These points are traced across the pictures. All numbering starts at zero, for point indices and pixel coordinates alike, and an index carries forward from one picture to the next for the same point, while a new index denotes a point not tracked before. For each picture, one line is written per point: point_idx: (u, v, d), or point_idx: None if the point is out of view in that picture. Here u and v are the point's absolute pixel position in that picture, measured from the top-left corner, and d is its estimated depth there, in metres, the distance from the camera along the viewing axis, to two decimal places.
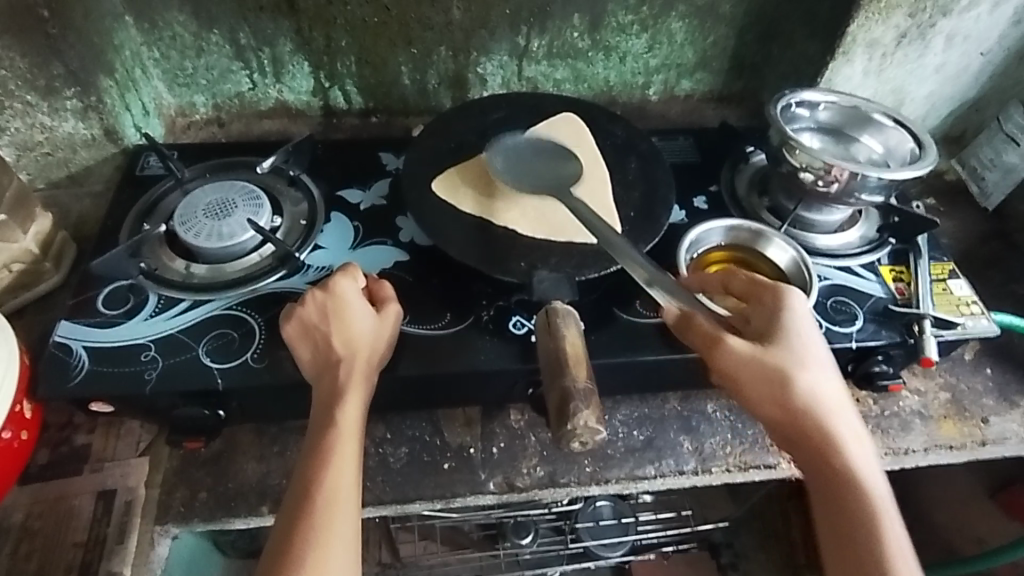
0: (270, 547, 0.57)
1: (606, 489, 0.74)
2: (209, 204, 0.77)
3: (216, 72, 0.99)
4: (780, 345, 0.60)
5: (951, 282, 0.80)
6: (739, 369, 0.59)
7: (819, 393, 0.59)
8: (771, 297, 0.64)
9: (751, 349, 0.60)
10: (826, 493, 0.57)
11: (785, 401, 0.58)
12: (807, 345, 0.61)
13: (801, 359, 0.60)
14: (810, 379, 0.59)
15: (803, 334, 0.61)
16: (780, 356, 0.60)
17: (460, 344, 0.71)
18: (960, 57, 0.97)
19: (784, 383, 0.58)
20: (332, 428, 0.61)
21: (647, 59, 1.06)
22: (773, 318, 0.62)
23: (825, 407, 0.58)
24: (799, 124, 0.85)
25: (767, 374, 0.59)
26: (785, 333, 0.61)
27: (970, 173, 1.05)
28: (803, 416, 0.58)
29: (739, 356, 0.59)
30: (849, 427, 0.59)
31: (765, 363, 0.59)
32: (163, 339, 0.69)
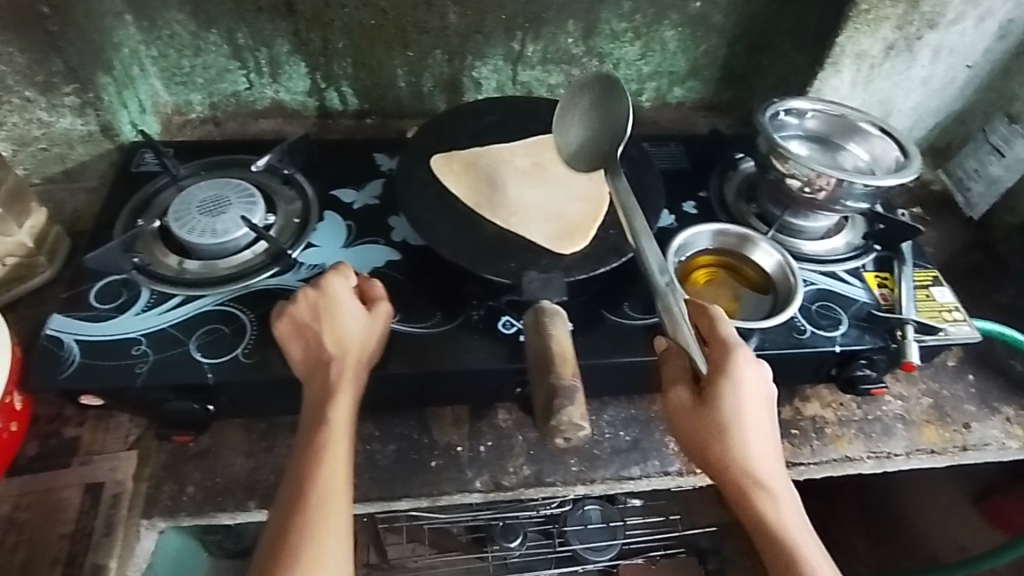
0: (265, 543, 0.58)
1: (592, 490, 0.75)
2: (204, 200, 0.78)
3: (213, 71, 0.99)
4: (720, 413, 0.61)
5: (934, 289, 0.81)
6: (684, 435, 0.62)
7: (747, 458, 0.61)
8: (723, 352, 0.62)
9: (693, 417, 0.62)
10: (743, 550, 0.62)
11: (725, 477, 0.61)
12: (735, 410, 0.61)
13: (741, 429, 0.61)
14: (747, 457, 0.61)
15: (749, 398, 0.61)
16: (716, 430, 0.61)
17: (449, 344, 0.72)
18: (946, 70, 0.99)
19: (721, 450, 0.61)
20: (324, 426, 0.62)
21: (639, 66, 1.08)
22: (719, 380, 0.61)
23: (752, 477, 0.61)
24: (786, 132, 0.85)
25: (699, 444, 0.61)
26: (729, 402, 0.60)
27: (955, 184, 1.07)
28: (728, 476, 0.61)
29: (680, 417, 0.62)
30: (776, 487, 0.61)
31: (699, 435, 0.61)
32: (154, 334, 0.70)
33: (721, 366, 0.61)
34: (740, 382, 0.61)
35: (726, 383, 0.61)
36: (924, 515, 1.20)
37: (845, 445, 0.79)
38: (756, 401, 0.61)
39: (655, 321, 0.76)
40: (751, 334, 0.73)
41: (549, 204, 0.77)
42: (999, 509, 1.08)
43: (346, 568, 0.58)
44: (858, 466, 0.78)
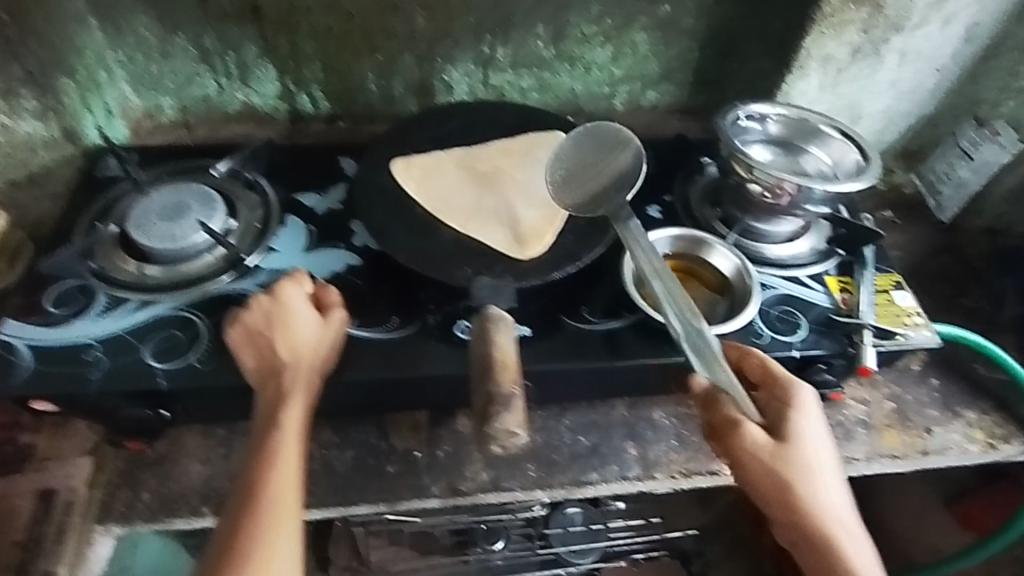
0: (212, 551, 0.57)
1: (551, 495, 0.75)
2: (164, 206, 0.78)
3: (182, 76, 0.99)
4: (796, 451, 0.61)
5: (895, 294, 0.81)
6: (761, 476, 0.61)
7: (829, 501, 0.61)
8: (784, 390, 0.65)
9: (773, 456, 0.61)
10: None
11: (802, 518, 0.60)
12: (810, 448, 0.62)
13: (820, 471, 0.61)
14: (821, 495, 0.61)
15: (818, 435, 0.63)
16: (794, 468, 0.60)
17: (405, 349, 0.72)
18: (914, 73, 0.99)
19: (807, 494, 0.60)
20: (275, 431, 0.62)
21: (611, 70, 1.08)
22: (788, 416, 0.63)
23: (836, 520, 0.61)
24: (747, 137, 0.85)
25: (779, 484, 0.60)
26: (801, 438, 0.62)
27: (927, 187, 1.06)
28: (810, 521, 0.60)
29: (756, 457, 0.61)
30: (854, 531, 0.61)
31: (779, 475, 0.60)
32: (109, 340, 0.70)
33: (784, 404, 0.64)
34: (811, 420, 0.63)
35: (795, 417, 0.63)
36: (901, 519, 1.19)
37: None
38: (827, 442, 0.63)
39: (615, 325, 0.76)
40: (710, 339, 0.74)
41: (508, 210, 0.77)
42: (971, 511, 1.07)
43: (297, 573, 0.57)
44: None
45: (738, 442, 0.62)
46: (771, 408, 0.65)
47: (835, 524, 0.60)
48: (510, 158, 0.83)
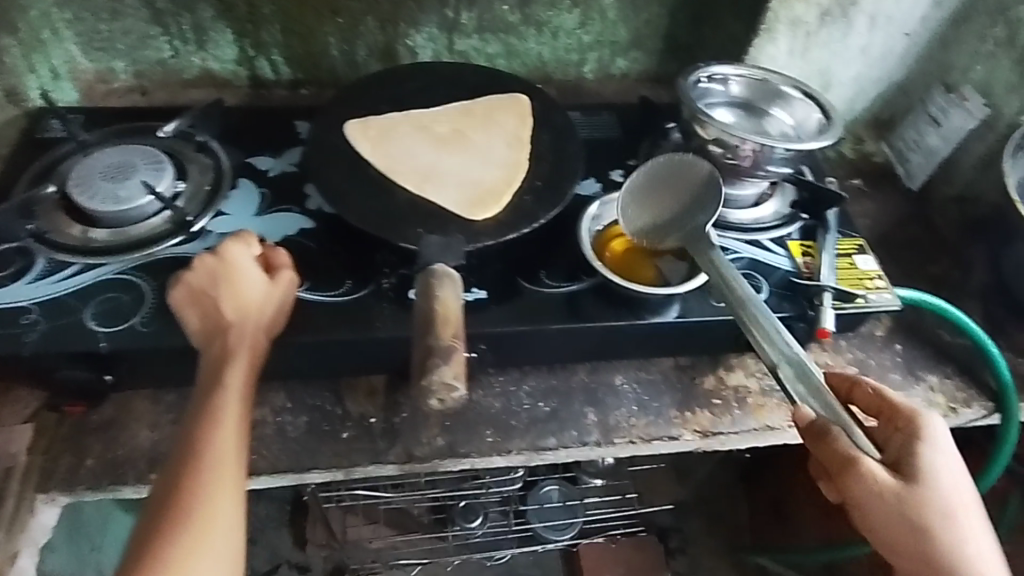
0: (149, 510, 0.56)
1: (509, 461, 0.74)
2: (108, 166, 0.76)
3: (134, 37, 0.95)
4: (933, 486, 0.58)
5: (858, 257, 0.80)
6: (886, 514, 0.57)
7: (957, 539, 0.58)
8: (909, 422, 0.62)
9: (900, 492, 0.57)
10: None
11: (930, 557, 0.58)
12: (952, 484, 0.59)
13: (946, 510, 0.58)
14: (964, 531, 0.59)
15: (954, 468, 0.59)
16: (937, 504, 0.58)
17: (358, 311, 0.70)
18: (884, 39, 0.98)
19: (928, 533, 0.58)
20: (217, 389, 0.60)
21: (580, 36, 1.05)
22: (920, 450, 0.60)
23: (964, 559, 0.58)
24: (710, 100, 0.84)
25: (907, 523, 0.57)
26: (941, 472, 0.59)
27: (897, 156, 1.04)
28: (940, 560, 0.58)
29: (877, 494, 0.57)
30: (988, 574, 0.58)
31: (907, 512, 0.57)
32: (46, 303, 0.68)
33: (916, 437, 0.61)
34: (947, 455, 0.60)
35: (929, 450, 0.60)
36: None
37: (766, 415, 0.78)
38: (959, 478, 0.59)
39: (575, 287, 0.74)
40: (674, 302, 0.74)
41: (465, 170, 0.75)
42: None
43: (239, 532, 0.56)
44: (779, 434, 0.78)
45: (858, 480, 0.57)
46: (897, 440, 0.63)
47: (960, 563, 0.58)
48: (467, 119, 0.81)
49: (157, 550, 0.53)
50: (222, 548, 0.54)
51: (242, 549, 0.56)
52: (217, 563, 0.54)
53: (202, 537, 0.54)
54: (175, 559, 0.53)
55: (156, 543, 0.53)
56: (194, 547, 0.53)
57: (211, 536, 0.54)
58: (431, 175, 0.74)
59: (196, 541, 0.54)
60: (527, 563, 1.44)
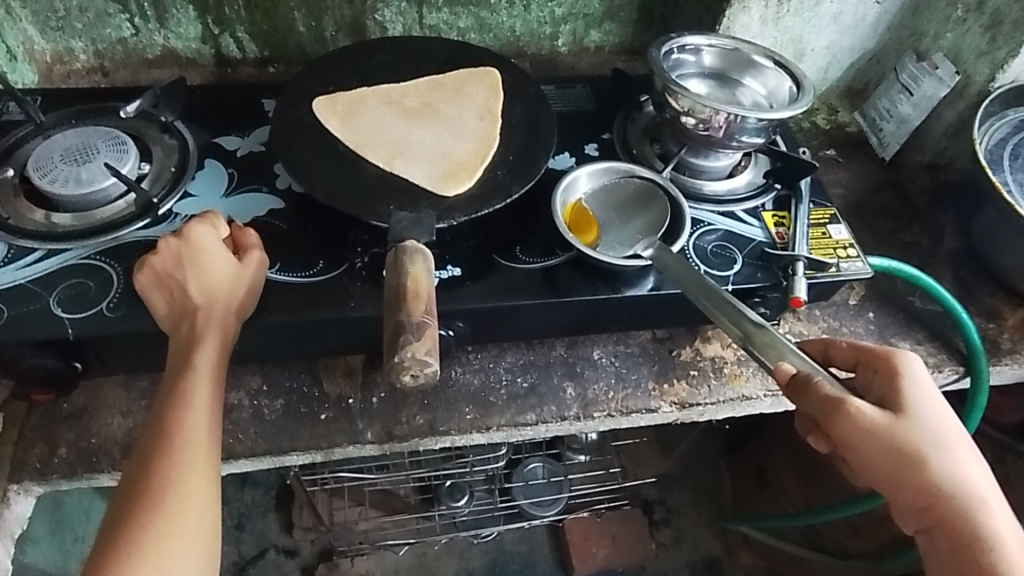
0: (121, 496, 0.55)
1: (489, 436, 0.74)
2: (68, 148, 0.73)
3: (91, 15, 0.92)
4: (917, 420, 0.59)
5: (830, 227, 0.80)
6: (881, 452, 0.57)
7: (949, 469, 0.59)
8: (886, 363, 0.62)
9: (891, 429, 0.57)
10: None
11: (925, 486, 0.59)
12: (936, 415, 0.59)
13: (933, 441, 0.59)
14: (954, 459, 0.59)
15: (935, 400, 0.60)
16: (923, 437, 0.58)
17: (330, 291, 0.69)
18: (856, 6, 0.97)
19: (920, 466, 0.58)
20: (188, 372, 0.59)
21: (552, 8, 1.03)
22: (899, 387, 0.60)
23: (957, 487, 0.59)
24: (682, 71, 0.83)
25: (901, 458, 0.58)
26: (924, 406, 0.59)
27: (870, 126, 1.05)
28: (935, 492, 0.59)
29: (870, 433, 0.57)
30: (983, 499, 0.59)
31: (898, 449, 0.57)
32: (9, 290, 0.66)
33: (895, 375, 0.61)
34: (927, 388, 0.60)
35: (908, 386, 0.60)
36: None
37: (742, 384, 0.79)
38: (941, 408, 0.60)
39: (551, 263, 0.74)
40: (649, 274, 0.74)
41: (436, 145, 0.74)
42: None
43: (212, 516, 0.56)
44: (754, 403, 0.79)
45: (848, 424, 0.57)
46: (878, 382, 0.62)
47: (954, 492, 0.58)
48: (437, 94, 0.79)
49: (130, 535, 0.52)
50: (196, 532, 0.54)
51: (216, 533, 0.56)
52: (191, 547, 0.53)
53: (176, 522, 0.53)
54: (148, 543, 0.52)
55: (129, 529, 0.53)
56: (166, 532, 0.53)
57: (184, 520, 0.54)
58: (401, 151, 0.73)
59: (170, 523, 0.53)
60: (515, 539, 1.46)
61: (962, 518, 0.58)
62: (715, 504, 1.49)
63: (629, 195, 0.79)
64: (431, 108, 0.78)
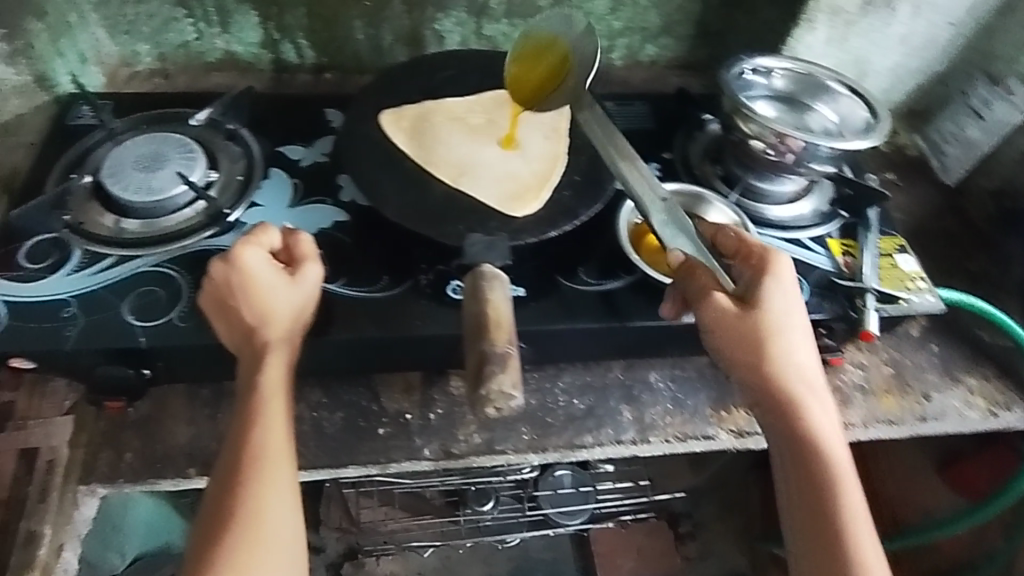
0: (200, 533, 0.56)
1: (545, 458, 0.74)
2: (140, 155, 0.75)
3: (159, 19, 0.92)
4: (770, 310, 0.61)
5: (899, 257, 0.80)
6: (727, 328, 0.61)
7: (788, 363, 0.61)
8: (758, 256, 0.64)
9: (743, 310, 0.61)
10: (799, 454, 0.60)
11: (761, 368, 0.61)
12: (785, 312, 0.62)
13: (778, 333, 0.61)
14: (795, 358, 0.62)
15: (793, 302, 0.63)
16: (771, 324, 0.61)
17: (396, 308, 0.69)
18: (926, 28, 0.94)
19: (753, 349, 0.61)
20: (256, 407, 0.59)
21: (609, 22, 1.00)
22: (763, 278, 0.63)
23: (789, 380, 0.61)
24: (753, 92, 0.82)
25: (750, 340, 0.61)
26: (780, 302, 0.62)
27: (931, 149, 1.02)
28: (775, 379, 0.61)
29: (724, 309, 0.61)
30: (810, 401, 0.61)
31: (745, 328, 0.61)
32: (85, 296, 0.67)
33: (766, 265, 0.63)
34: (789, 288, 0.63)
35: (776, 275, 0.63)
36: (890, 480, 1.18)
37: None
38: (796, 309, 0.62)
39: (611, 285, 0.73)
40: None
41: (503, 164, 0.74)
42: (963, 473, 1.03)
43: (295, 550, 0.57)
44: None
45: (708, 304, 0.61)
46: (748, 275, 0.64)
47: (783, 383, 0.61)
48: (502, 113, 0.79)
49: (216, 562, 0.54)
50: (279, 552, 0.56)
51: (299, 565, 0.57)
52: (278, 570, 0.55)
53: (257, 543, 0.55)
54: None
55: (212, 568, 0.54)
56: (249, 571, 0.54)
57: (267, 559, 0.55)
58: (473, 167, 0.73)
59: (254, 547, 0.55)
60: (540, 546, 1.46)
61: (789, 409, 0.61)
62: (743, 519, 1.46)
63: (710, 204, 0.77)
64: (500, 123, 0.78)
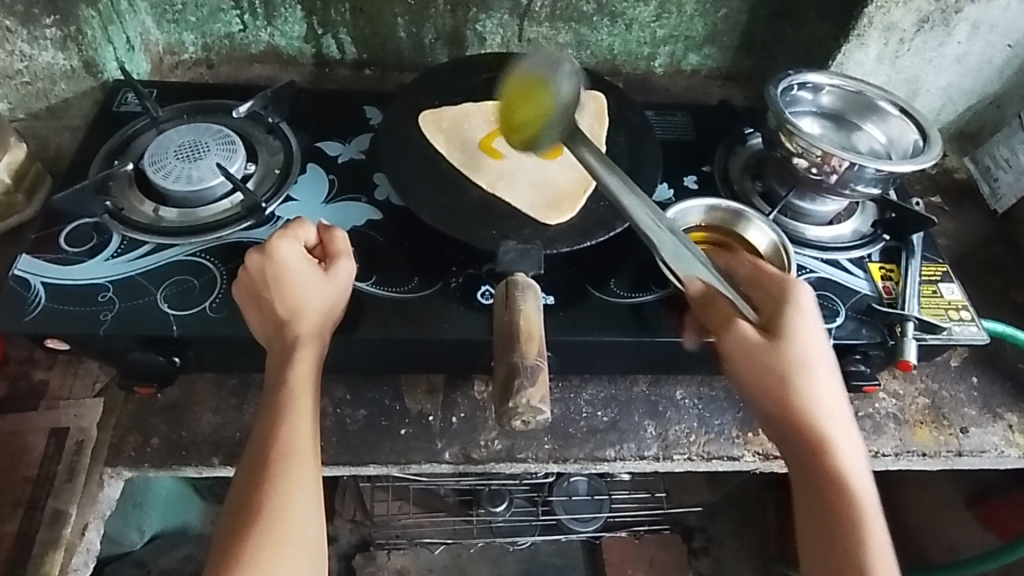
0: (225, 523, 0.57)
1: (565, 469, 0.73)
2: (181, 145, 0.75)
3: (206, 10, 0.94)
4: (793, 339, 0.60)
5: (942, 285, 0.77)
6: (750, 360, 0.60)
7: (814, 394, 0.59)
8: (779, 286, 0.64)
9: (766, 340, 0.60)
10: (826, 498, 0.58)
11: (784, 399, 0.59)
12: (808, 342, 0.61)
13: (801, 363, 0.60)
14: (821, 390, 0.60)
15: (815, 331, 0.61)
16: (795, 354, 0.60)
17: (425, 310, 0.69)
18: (983, 49, 0.91)
19: (778, 379, 0.59)
20: (283, 402, 0.59)
21: (654, 29, 0.98)
22: (785, 308, 0.62)
23: (815, 412, 0.59)
24: (798, 108, 0.81)
25: (774, 373, 0.59)
26: (803, 331, 0.61)
27: (982, 173, 0.98)
28: (797, 411, 0.59)
29: (749, 341, 0.60)
30: (838, 435, 0.59)
31: (768, 359, 0.59)
32: (121, 282, 0.68)
33: (792, 298, 0.62)
34: (812, 319, 0.62)
35: (803, 310, 0.61)
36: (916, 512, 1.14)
37: None
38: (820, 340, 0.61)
39: (642, 299, 0.72)
40: None
41: (538, 171, 0.73)
42: (996, 512, 1.00)
43: (316, 545, 0.57)
44: None
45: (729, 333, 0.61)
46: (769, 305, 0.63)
47: (807, 415, 0.59)
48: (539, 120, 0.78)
49: (238, 553, 0.54)
50: (299, 547, 0.56)
51: (320, 560, 0.57)
52: (298, 565, 0.55)
53: (278, 537, 0.55)
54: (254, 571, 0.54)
55: (235, 559, 0.54)
56: (270, 564, 0.54)
57: (288, 553, 0.55)
58: (508, 173, 0.73)
59: (275, 541, 0.55)
60: (550, 551, 1.45)
61: (816, 445, 0.59)
62: (757, 538, 1.43)
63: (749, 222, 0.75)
64: None
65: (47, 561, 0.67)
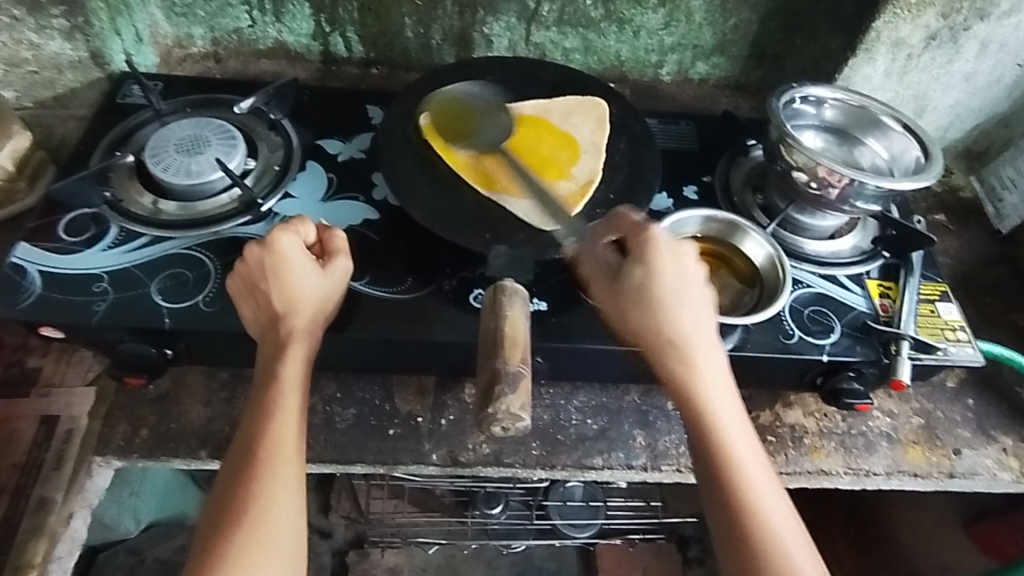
0: (210, 517, 0.57)
1: (552, 475, 0.73)
2: (182, 138, 0.76)
3: (215, 4, 0.94)
4: (654, 274, 0.60)
5: (940, 305, 0.76)
6: (613, 302, 0.61)
7: (673, 326, 0.59)
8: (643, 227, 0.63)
9: (630, 279, 0.61)
10: (703, 446, 0.57)
11: (645, 334, 0.60)
12: (671, 276, 0.60)
13: (659, 297, 0.60)
14: (678, 321, 0.60)
15: (677, 267, 0.61)
16: (656, 289, 0.60)
17: (416, 311, 0.69)
18: (993, 67, 0.89)
19: (643, 317, 0.60)
20: (274, 398, 0.60)
21: (662, 37, 0.98)
22: (647, 245, 0.61)
23: (678, 344, 0.59)
24: (800, 121, 0.80)
25: (633, 307, 0.60)
26: (664, 266, 0.61)
27: (988, 193, 0.98)
28: (656, 342, 0.59)
29: (620, 289, 0.61)
30: (706, 366, 0.59)
31: (628, 296, 0.60)
32: (116, 273, 0.68)
33: (655, 236, 0.62)
34: (669, 253, 0.61)
35: (667, 251, 0.61)
36: (913, 530, 1.13)
37: (822, 457, 0.74)
38: (678, 271, 0.61)
39: None
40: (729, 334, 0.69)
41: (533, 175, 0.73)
42: (990, 534, 0.99)
43: (297, 544, 0.57)
44: (834, 480, 0.74)
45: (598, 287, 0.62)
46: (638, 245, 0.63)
47: (673, 348, 0.59)
48: (542, 124, 0.77)
49: (220, 548, 0.54)
50: (281, 545, 0.56)
51: (302, 558, 0.57)
52: (279, 563, 0.55)
53: (261, 534, 0.55)
54: (234, 568, 0.54)
55: (217, 555, 0.54)
56: (250, 560, 0.54)
57: (269, 550, 0.55)
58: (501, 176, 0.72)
59: (258, 538, 0.55)
60: (543, 555, 1.44)
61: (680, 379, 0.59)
62: None
63: (746, 234, 0.74)
64: (537, 134, 0.76)
65: (30, 549, 0.68)
